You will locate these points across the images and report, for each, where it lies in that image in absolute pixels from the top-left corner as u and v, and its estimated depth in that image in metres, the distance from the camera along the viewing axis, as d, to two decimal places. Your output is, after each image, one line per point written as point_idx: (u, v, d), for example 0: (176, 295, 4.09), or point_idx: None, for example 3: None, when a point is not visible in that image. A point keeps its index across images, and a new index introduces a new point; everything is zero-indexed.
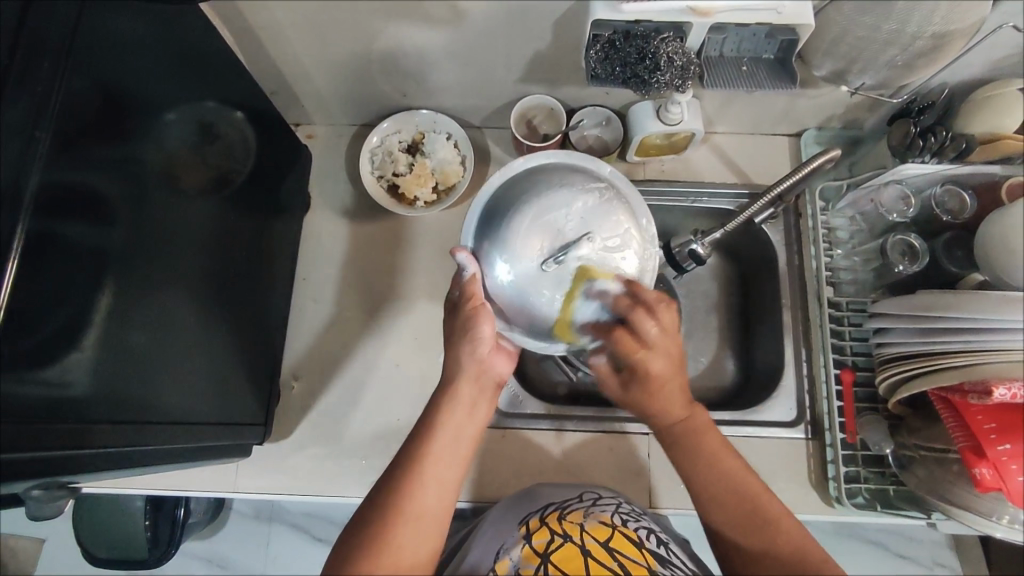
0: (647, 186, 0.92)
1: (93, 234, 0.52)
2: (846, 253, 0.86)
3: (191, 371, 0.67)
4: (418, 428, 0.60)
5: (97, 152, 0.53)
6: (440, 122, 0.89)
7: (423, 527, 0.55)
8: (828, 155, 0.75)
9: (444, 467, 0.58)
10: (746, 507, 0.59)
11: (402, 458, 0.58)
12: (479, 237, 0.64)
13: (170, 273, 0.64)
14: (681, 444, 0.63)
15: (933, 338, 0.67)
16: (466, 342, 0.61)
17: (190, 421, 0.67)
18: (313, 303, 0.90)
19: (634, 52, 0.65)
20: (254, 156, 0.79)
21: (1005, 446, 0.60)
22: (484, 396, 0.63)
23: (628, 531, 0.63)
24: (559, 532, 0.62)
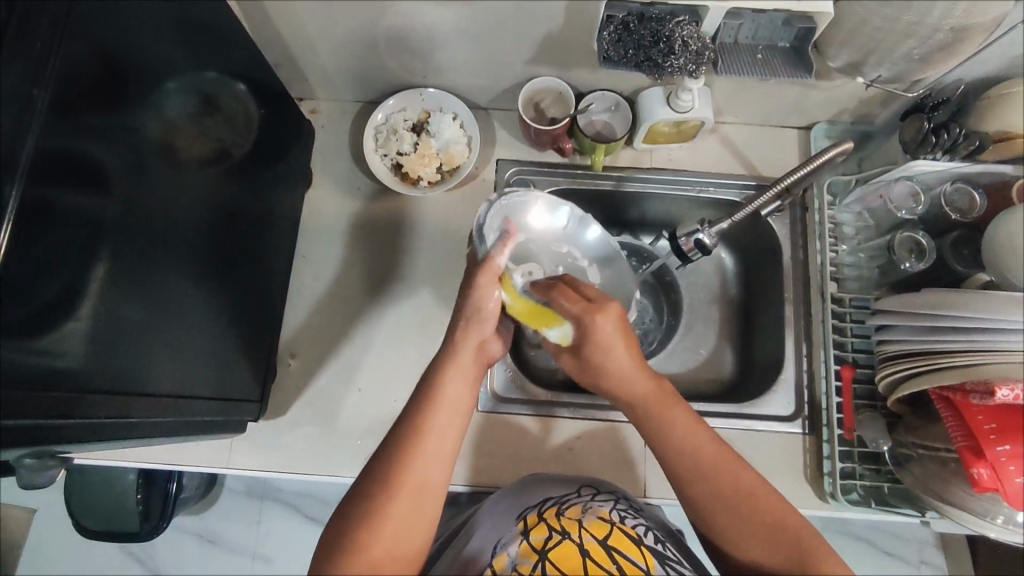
0: (655, 175, 0.91)
1: (83, 203, 0.51)
2: (852, 249, 0.85)
3: (181, 346, 0.66)
4: (411, 412, 0.59)
5: (95, 121, 0.52)
6: (446, 102, 0.87)
7: (422, 498, 0.55)
8: (839, 148, 0.73)
9: (442, 438, 0.58)
10: (732, 491, 0.58)
11: (400, 433, 0.58)
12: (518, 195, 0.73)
13: (167, 244, 0.62)
14: (655, 416, 0.61)
15: (936, 336, 0.67)
16: (472, 318, 0.62)
17: (181, 395, 0.65)
18: (312, 281, 0.89)
19: (648, 36, 0.63)
20: (254, 129, 0.77)
21: (1003, 447, 0.59)
22: (480, 370, 0.63)
23: (627, 528, 0.63)
24: (558, 528, 0.62)
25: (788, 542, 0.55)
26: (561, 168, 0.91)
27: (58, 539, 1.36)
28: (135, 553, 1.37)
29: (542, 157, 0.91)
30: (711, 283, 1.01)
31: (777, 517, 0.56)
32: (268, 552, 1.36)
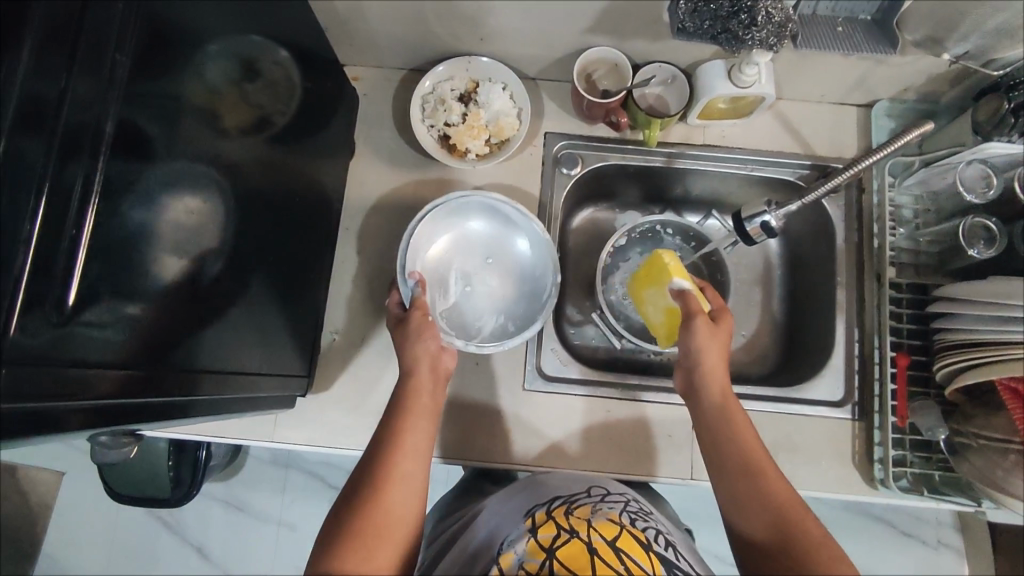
0: (706, 152, 0.88)
1: (135, 172, 0.49)
2: (909, 233, 0.82)
3: (226, 326, 0.63)
4: (384, 429, 0.64)
5: (157, 94, 0.51)
6: (496, 71, 0.84)
7: (406, 509, 0.59)
8: (923, 128, 0.70)
9: (408, 457, 0.62)
10: (753, 476, 0.61)
11: (368, 466, 0.61)
12: (426, 225, 0.78)
13: (225, 214, 0.61)
14: (708, 406, 0.67)
15: (1009, 326, 0.65)
16: (415, 341, 0.69)
17: (223, 374, 0.64)
18: (355, 255, 0.87)
19: (728, 5, 0.59)
20: (300, 98, 0.75)
21: None
22: (438, 391, 0.69)
23: (637, 532, 0.62)
24: (565, 527, 0.61)
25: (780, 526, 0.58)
26: (610, 143, 0.88)
27: (88, 504, 1.38)
28: (164, 518, 1.39)
29: (592, 132, 0.88)
30: (755, 264, 0.99)
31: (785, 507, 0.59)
32: (295, 520, 1.38)
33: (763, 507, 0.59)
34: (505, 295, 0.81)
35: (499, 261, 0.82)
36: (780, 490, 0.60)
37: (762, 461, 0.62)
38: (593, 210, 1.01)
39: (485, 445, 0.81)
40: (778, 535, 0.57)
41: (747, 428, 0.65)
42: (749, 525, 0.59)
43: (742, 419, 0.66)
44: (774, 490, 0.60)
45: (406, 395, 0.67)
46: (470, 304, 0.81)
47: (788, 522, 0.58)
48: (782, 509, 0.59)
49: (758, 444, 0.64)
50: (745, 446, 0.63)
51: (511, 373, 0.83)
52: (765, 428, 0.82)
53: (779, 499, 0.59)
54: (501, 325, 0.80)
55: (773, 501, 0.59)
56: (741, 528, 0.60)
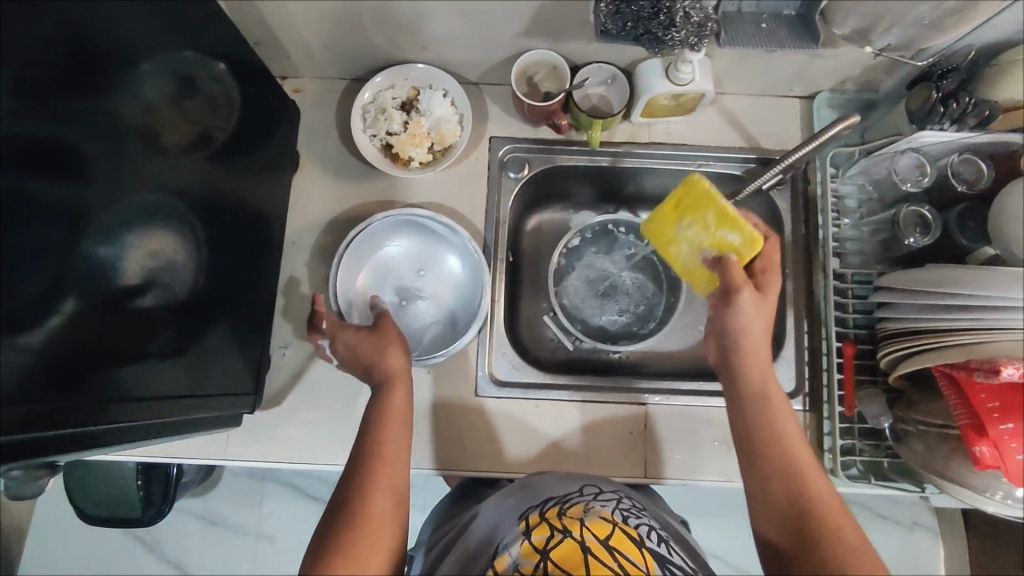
0: (652, 150, 0.89)
1: (67, 191, 0.52)
2: (853, 223, 0.83)
3: (167, 342, 0.65)
4: (363, 440, 0.63)
5: (91, 114, 0.54)
6: (436, 78, 0.83)
7: (391, 526, 0.58)
8: (848, 123, 0.70)
9: (390, 473, 0.61)
10: (790, 477, 0.61)
11: (352, 481, 0.60)
12: (352, 251, 0.79)
13: (154, 245, 0.64)
14: (744, 390, 0.66)
15: (943, 313, 0.66)
16: (386, 349, 0.69)
17: (165, 395, 0.64)
18: (303, 268, 0.86)
19: (648, 5, 0.59)
20: (240, 115, 0.75)
21: (1007, 425, 0.60)
22: (403, 391, 0.67)
23: (629, 528, 0.62)
24: (559, 528, 0.60)
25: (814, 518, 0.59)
26: (556, 144, 0.88)
27: (63, 526, 1.37)
28: (141, 537, 1.38)
29: (536, 135, 0.88)
30: None
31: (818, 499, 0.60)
32: (273, 532, 1.37)
33: (791, 511, 0.60)
34: (439, 308, 0.84)
35: (430, 275, 0.84)
36: (816, 487, 0.61)
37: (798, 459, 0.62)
38: (547, 212, 1.01)
39: (439, 454, 0.80)
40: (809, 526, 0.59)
41: (788, 424, 0.64)
42: (774, 515, 0.61)
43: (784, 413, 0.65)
44: (807, 484, 0.61)
45: (379, 406, 0.66)
46: (406, 319, 0.83)
47: (821, 514, 0.59)
48: (816, 504, 0.60)
49: (802, 443, 0.63)
50: (779, 433, 0.63)
51: (463, 380, 0.83)
52: (718, 423, 0.82)
53: (820, 495, 0.60)
54: (435, 334, 0.83)
55: (811, 495, 0.60)
56: (766, 516, 0.62)
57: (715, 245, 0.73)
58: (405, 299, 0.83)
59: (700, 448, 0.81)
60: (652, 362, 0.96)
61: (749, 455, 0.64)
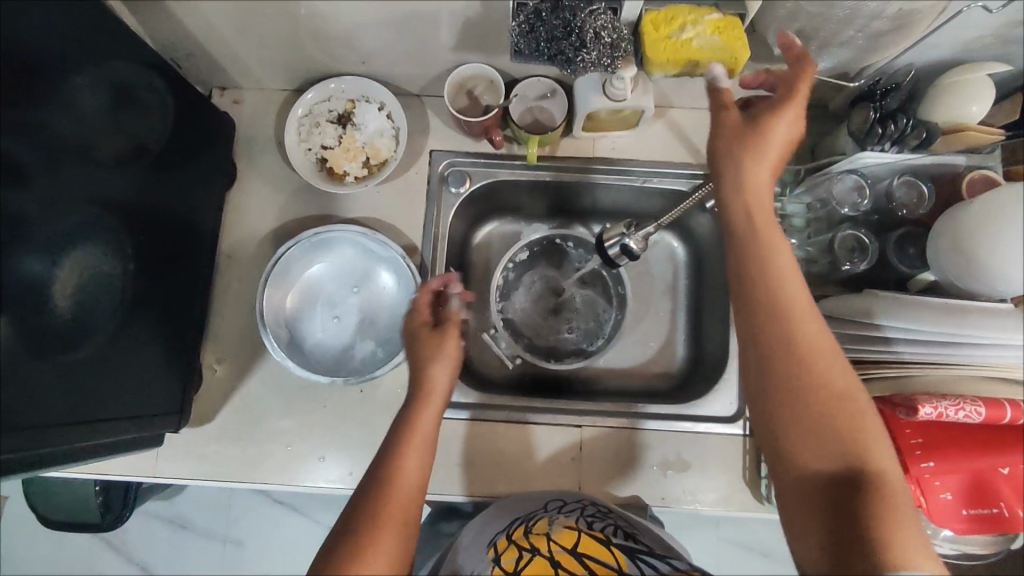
0: (596, 165, 0.86)
1: (7, 203, 0.52)
2: (800, 243, 0.80)
3: (96, 362, 0.64)
4: (395, 429, 0.61)
5: (25, 125, 0.54)
6: (371, 91, 0.82)
7: (399, 556, 0.53)
8: None
9: (408, 494, 0.56)
10: (832, 430, 0.49)
11: (378, 468, 0.57)
12: (278, 270, 0.79)
13: (80, 260, 0.61)
14: (772, 322, 0.51)
15: (874, 345, 0.63)
16: (435, 364, 0.64)
17: (84, 418, 0.62)
18: (239, 282, 0.85)
19: (560, 25, 0.58)
20: (178, 127, 0.75)
21: (928, 463, 0.58)
22: (440, 405, 0.64)
23: (596, 533, 0.61)
24: (527, 547, 0.60)
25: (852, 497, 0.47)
26: (499, 159, 0.87)
27: None
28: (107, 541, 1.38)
29: (478, 148, 0.86)
30: (663, 273, 0.98)
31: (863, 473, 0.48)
32: None
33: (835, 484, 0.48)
34: (374, 324, 0.83)
35: (364, 290, 0.83)
36: (864, 447, 0.49)
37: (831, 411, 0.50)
38: (497, 225, 0.98)
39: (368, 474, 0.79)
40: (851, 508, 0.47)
41: (820, 355, 0.51)
42: (802, 485, 0.50)
43: (812, 334, 0.51)
44: (847, 451, 0.49)
45: (421, 398, 0.63)
46: (341, 335, 0.82)
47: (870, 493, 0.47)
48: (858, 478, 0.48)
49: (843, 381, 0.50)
50: (812, 376, 0.50)
51: (395, 399, 0.81)
52: (656, 446, 0.81)
53: (860, 459, 0.48)
54: (369, 353, 0.81)
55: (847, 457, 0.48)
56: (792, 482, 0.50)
57: (699, 66, 0.60)
58: (340, 315, 0.83)
59: (636, 473, 0.79)
60: (599, 379, 0.94)
61: (783, 400, 0.50)
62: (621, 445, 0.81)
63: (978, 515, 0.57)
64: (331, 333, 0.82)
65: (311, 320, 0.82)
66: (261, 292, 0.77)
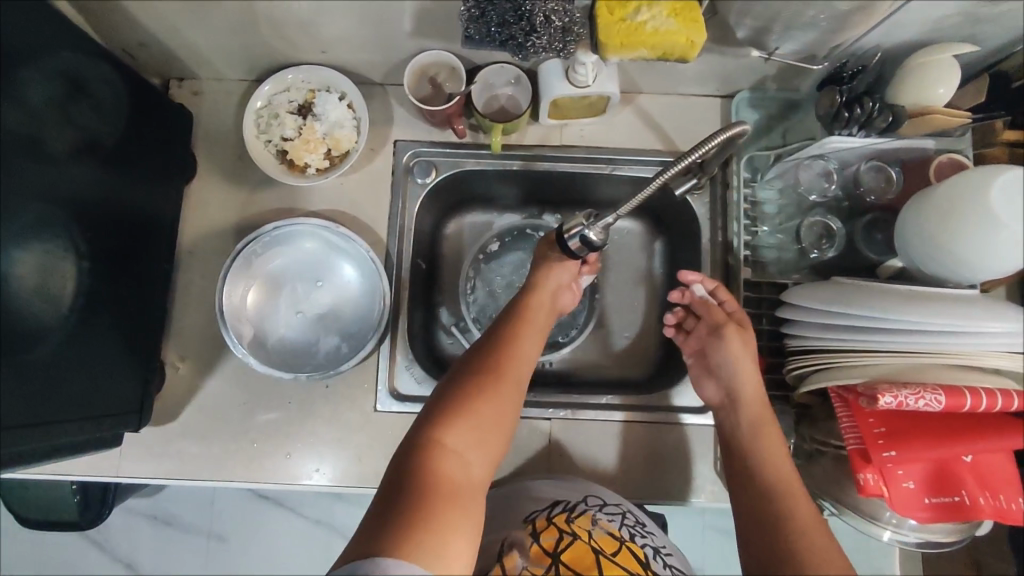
0: (564, 153, 0.85)
1: None
2: (770, 230, 0.79)
3: (50, 362, 0.62)
4: (471, 378, 0.62)
5: None
6: (330, 80, 0.80)
7: (500, 418, 0.60)
8: (734, 131, 0.65)
9: (511, 373, 0.64)
10: (762, 513, 0.61)
11: (447, 406, 0.59)
12: (237, 266, 0.77)
13: (34, 259, 0.61)
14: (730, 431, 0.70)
15: (839, 333, 0.62)
16: (532, 336, 0.69)
17: (40, 420, 0.61)
18: (201, 278, 0.83)
19: (510, 8, 0.58)
20: (132, 118, 0.73)
21: (890, 453, 0.56)
22: (524, 373, 0.65)
23: (634, 546, 0.68)
24: (567, 531, 0.66)
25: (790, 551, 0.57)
26: (465, 148, 0.85)
27: None
28: None
29: (444, 138, 0.85)
30: (637, 261, 0.96)
31: (804, 533, 0.58)
32: None
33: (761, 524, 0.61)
34: (339, 317, 0.81)
35: (327, 283, 0.82)
36: (798, 522, 0.59)
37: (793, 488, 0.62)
38: (469, 216, 0.97)
39: (335, 471, 0.78)
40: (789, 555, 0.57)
41: (777, 451, 0.65)
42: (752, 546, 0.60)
43: (772, 439, 0.67)
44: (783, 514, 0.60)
45: (500, 360, 0.64)
46: (306, 330, 0.81)
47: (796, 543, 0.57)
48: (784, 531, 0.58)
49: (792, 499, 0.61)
50: (765, 467, 0.64)
51: (362, 395, 0.80)
52: (626, 438, 0.80)
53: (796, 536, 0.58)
54: (334, 347, 0.80)
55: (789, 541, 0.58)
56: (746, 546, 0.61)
57: (658, 51, 0.57)
58: (304, 309, 0.81)
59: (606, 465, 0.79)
60: (573, 370, 0.93)
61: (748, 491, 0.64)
62: (592, 437, 0.80)
63: (943, 505, 0.57)
64: (297, 327, 0.81)
65: (274, 315, 0.80)
66: (221, 288, 0.75)
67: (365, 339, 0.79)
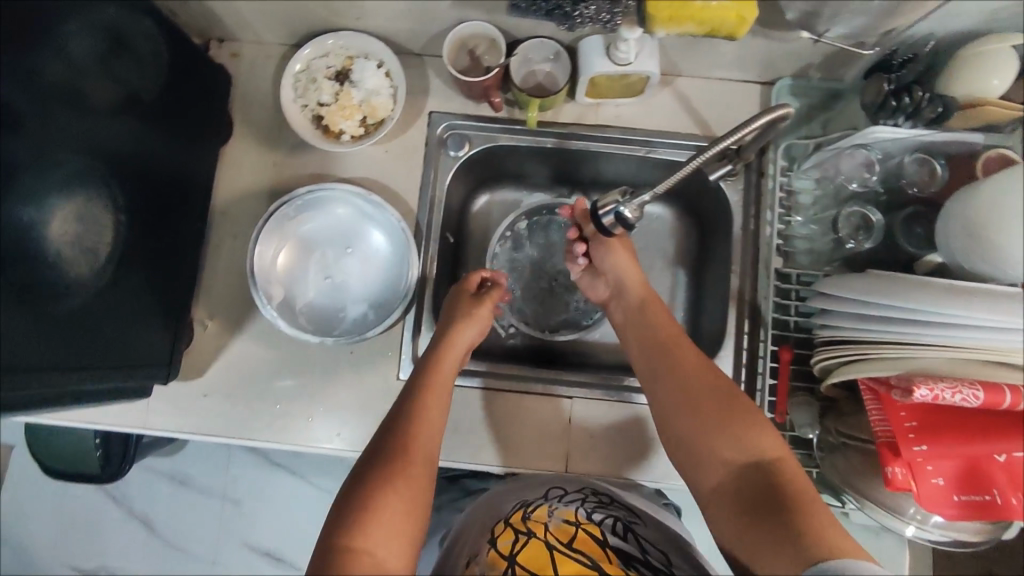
0: (599, 132, 0.84)
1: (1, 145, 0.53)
2: (805, 220, 0.78)
3: (86, 310, 0.64)
4: (371, 467, 0.59)
5: (19, 67, 0.55)
6: (369, 47, 0.80)
7: (409, 506, 0.57)
8: (773, 115, 0.62)
9: (422, 454, 0.62)
10: (727, 446, 0.62)
11: (348, 509, 0.56)
12: (268, 230, 0.77)
13: (72, 211, 0.62)
14: (661, 380, 0.71)
15: (868, 324, 0.62)
16: (427, 395, 0.68)
17: (73, 365, 0.62)
18: (232, 239, 0.84)
19: None
20: (174, 77, 0.74)
21: (921, 447, 0.56)
22: (428, 446, 0.64)
23: (592, 528, 0.63)
24: (523, 531, 0.62)
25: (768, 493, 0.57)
26: (498, 123, 0.85)
27: None
28: None
29: (478, 111, 0.84)
30: (665, 246, 0.95)
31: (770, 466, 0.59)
32: None
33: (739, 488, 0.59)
34: (367, 284, 0.82)
35: (358, 250, 0.82)
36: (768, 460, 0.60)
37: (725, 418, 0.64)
38: (496, 193, 0.97)
39: (355, 435, 0.79)
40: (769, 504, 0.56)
41: (702, 380, 0.68)
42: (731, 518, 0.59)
43: (696, 370, 0.70)
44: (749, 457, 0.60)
45: (381, 440, 0.62)
46: (332, 296, 0.82)
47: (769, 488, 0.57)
48: (765, 480, 0.58)
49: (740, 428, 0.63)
50: (709, 408, 0.66)
51: (385, 363, 0.81)
52: (644, 420, 0.80)
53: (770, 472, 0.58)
54: (361, 315, 0.81)
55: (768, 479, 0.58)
56: (726, 517, 0.59)
57: (704, 27, 0.56)
58: (332, 274, 0.82)
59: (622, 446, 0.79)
60: (593, 352, 0.93)
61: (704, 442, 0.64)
62: (610, 418, 0.80)
63: (969, 503, 0.56)
64: (323, 293, 0.82)
65: (301, 279, 0.81)
66: (249, 251, 0.76)
67: (394, 308, 0.80)
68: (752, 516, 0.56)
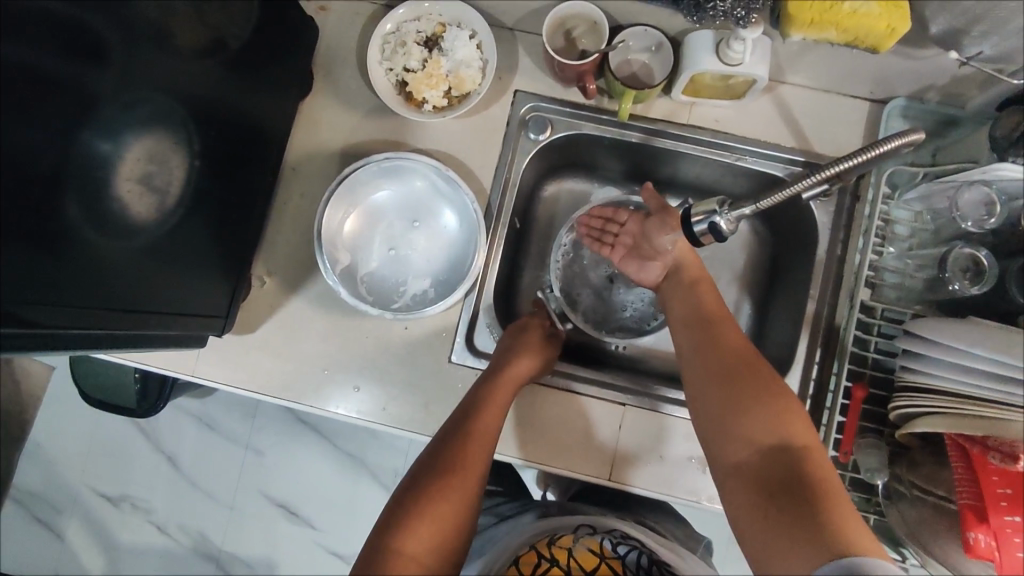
0: (690, 133, 0.80)
1: (85, 75, 0.53)
2: (898, 253, 0.73)
3: (157, 256, 0.63)
4: (417, 482, 0.62)
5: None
6: (463, 16, 0.77)
7: (452, 527, 0.59)
8: (909, 139, 0.58)
9: (472, 470, 0.64)
10: (752, 421, 0.58)
11: (393, 522, 0.58)
12: (337, 198, 0.76)
13: (144, 152, 0.61)
14: (694, 351, 0.67)
15: (966, 378, 0.57)
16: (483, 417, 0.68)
17: (146, 309, 0.62)
18: (299, 197, 0.83)
19: None
20: (264, 25, 0.72)
21: (1014, 518, 0.52)
22: (478, 464, 0.65)
23: (615, 564, 0.68)
24: (546, 557, 0.68)
25: (793, 477, 0.53)
26: (585, 110, 0.81)
27: None
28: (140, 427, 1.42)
29: (565, 96, 0.81)
30: (737, 260, 0.91)
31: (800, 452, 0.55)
32: None
33: (761, 469, 0.55)
34: (432, 262, 0.81)
35: (428, 226, 0.81)
36: (797, 443, 0.56)
37: (752, 387, 0.60)
38: (567, 181, 0.93)
39: (401, 412, 0.78)
40: (792, 487, 0.52)
41: (733, 351, 0.64)
42: (745, 499, 0.55)
43: (733, 343, 0.66)
44: (775, 437, 0.56)
45: (432, 456, 0.64)
46: (395, 271, 0.80)
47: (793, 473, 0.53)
48: (792, 463, 0.54)
49: (768, 403, 0.59)
50: (736, 374, 0.62)
51: (438, 343, 0.79)
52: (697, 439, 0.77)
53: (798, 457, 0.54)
54: (422, 291, 0.80)
55: (794, 461, 0.54)
56: (740, 498, 0.55)
57: (847, 35, 0.53)
58: (399, 248, 0.81)
59: (668, 462, 0.76)
60: (647, 359, 0.90)
61: (725, 410, 0.60)
62: (661, 432, 0.77)
63: None
64: (387, 266, 0.80)
65: (367, 250, 0.80)
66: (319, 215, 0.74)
67: (456, 287, 0.78)
68: (773, 497, 0.52)
